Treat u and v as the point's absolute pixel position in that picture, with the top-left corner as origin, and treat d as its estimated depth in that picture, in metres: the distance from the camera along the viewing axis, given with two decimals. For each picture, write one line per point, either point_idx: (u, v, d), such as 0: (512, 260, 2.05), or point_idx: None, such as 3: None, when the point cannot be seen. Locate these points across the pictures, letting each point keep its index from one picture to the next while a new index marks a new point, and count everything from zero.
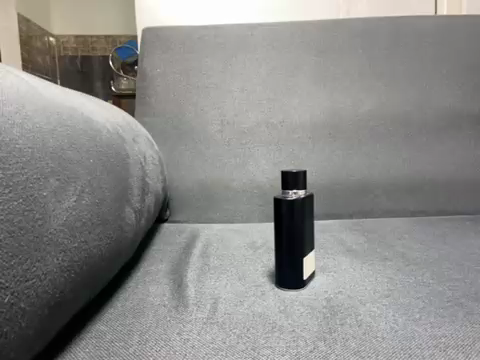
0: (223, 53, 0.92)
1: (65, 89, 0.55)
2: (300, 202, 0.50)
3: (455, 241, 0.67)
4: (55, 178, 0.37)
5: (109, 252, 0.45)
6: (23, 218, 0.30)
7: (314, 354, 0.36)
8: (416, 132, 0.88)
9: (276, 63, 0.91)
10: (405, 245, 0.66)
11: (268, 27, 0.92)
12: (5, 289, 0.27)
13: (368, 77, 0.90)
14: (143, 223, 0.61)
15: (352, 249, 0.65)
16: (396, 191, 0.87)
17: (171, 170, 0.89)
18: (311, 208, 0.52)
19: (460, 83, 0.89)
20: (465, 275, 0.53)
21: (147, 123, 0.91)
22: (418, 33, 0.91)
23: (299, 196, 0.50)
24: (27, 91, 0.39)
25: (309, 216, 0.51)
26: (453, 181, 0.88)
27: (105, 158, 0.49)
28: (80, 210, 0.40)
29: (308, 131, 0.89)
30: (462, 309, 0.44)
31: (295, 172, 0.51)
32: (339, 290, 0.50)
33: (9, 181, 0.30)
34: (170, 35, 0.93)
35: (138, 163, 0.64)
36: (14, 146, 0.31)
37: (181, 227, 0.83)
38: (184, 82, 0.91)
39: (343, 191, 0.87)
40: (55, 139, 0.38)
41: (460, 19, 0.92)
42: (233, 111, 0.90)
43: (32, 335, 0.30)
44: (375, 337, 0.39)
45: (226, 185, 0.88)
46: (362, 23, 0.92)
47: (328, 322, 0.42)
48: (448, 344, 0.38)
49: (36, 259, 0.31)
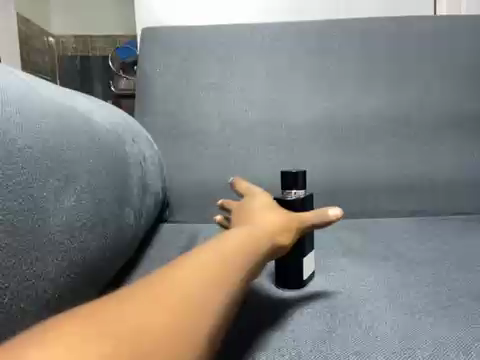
0: (223, 53, 0.92)
1: (65, 88, 0.55)
2: (300, 201, 0.52)
3: (456, 241, 0.67)
4: (55, 179, 0.37)
5: (109, 252, 0.45)
6: (22, 218, 0.30)
7: (314, 354, 0.37)
8: (416, 132, 0.88)
9: (276, 63, 0.91)
10: (404, 245, 0.66)
11: (268, 27, 0.92)
12: (5, 289, 0.28)
13: (367, 77, 0.90)
14: (142, 223, 0.61)
15: (351, 248, 0.65)
16: (395, 190, 0.87)
17: (172, 170, 0.89)
18: (311, 208, 0.54)
19: (460, 83, 0.89)
20: (465, 275, 0.53)
21: (147, 123, 0.91)
22: (418, 32, 0.90)
23: (299, 196, 0.52)
24: (27, 91, 0.39)
25: None
26: (453, 181, 0.88)
27: (105, 159, 0.49)
28: (80, 210, 0.40)
29: (307, 131, 0.89)
30: (462, 309, 0.44)
31: (295, 173, 0.53)
32: (339, 290, 0.50)
33: (9, 182, 0.30)
34: (170, 35, 0.93)
35: (137, 163, 0.64)
36: (13, 146, 0.32)
37: (181, 227, 0.83)
38: (184, 82, 0.91)
39: (343, 191, 0.87)
40: (54, 140, 0.39)
41: (460, 19, 0.91)
42: (233, 111, 0.90)
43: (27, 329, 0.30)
44: (375, 337, 0.39)
45: (225, 185, 0.88)
46: (362, 23, 0.92)
47: (328, 322, 0.42)
48: (448, 343, 0.38)
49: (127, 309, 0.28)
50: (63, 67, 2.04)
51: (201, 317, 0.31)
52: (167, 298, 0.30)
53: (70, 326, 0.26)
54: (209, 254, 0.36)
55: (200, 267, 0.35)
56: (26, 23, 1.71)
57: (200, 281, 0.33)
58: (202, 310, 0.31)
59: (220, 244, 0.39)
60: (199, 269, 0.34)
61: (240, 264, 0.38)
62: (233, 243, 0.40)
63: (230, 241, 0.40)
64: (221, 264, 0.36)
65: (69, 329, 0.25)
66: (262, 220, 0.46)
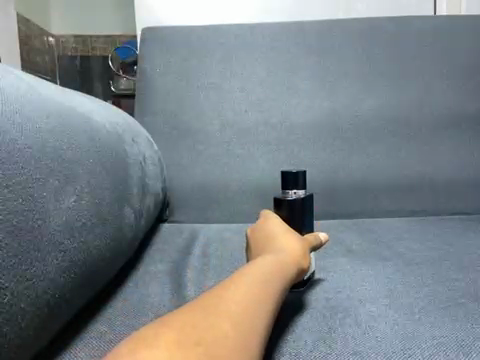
0: (223, 53, 0.92)
1: (65, 89, 0.55)
2: (300, 202, 0.52)
3: (455, 241, 0.67)
4: (55, 179, 0.37)
5: (108, 252, 0.45)
6: (23, 217, 0.30)
7: (314, 354, 0.37)
8: (416, 132, 0.88)
9: (276, 63, 0.91)
10: (404, 245, 0.66)
11: (268, 27, 0.93)
12: (5, 289, 0.28)
13: (367, 77, 0.90)
14: (142, 223, 0.61)
15: (351, 248, 0.65)
16: (395, 190, 0.88)
17: (171, 170, 0.89)
18: (312, 207, 0.54)
19: (459, 83, 0.89)
20: (464, 275, 0.53)
21: (147, 123, 0.91)
22: (418, 32, 0.91)
23: (299, 196, 0.53)
24: (27, 92, 0.39)
25: (309, 216, 0.54)
26: (453, 181, 0.88)
27: (105, 159, 0.49)
28: (80, 210, 0.40)
29: (307, 131, 0.89)
30: (462, 309, 0.44)
31: (295, 173, 0.53)
32: (339, 290, 0.50)
33: (9, 181, 0.30)
34: (170, 35, 0.93)
35: (137, 163, 0.64)
36: (13, 145, 0.32)
37: (181, 227, 0.83)
38: (184, 82, 0.91)
39: (343, 191, 0.88)
40: (54, 140, 0.39)
41: (460, 19, 0.91)
42: (233, 111, 0.90)
43: (27, 329, 0.30)
44: (375, 337, 0.39)
45: (226, 185, 0.88)
46: (362, 23, 0.92)
47: (327, 322, 0.42)
48: (448, 343, 0.38)
49: (189, 333, 0.32)
50: (63, 67, 2.04)
51: (250, 341, 0.33)
52: (220, 324, 0.33)
53: (147, 347, 0.29)
54: (251, 280, 0.39)
55: (245, 293, 0.37)
56: (26, 22, 1.70)
57: (244, 308, 0.36)
58: (252, 336, 0.33)
59: (254, 271, 0.41)
60: (246, 296, 0.37)
61: (276, 292, 0.40)
62: (264, 270, 0.41)
63: (260, 268, 0.41)
64: (262, 291, 0.38)
65: (146, 351, 0.29)
66: (285, 245, 0.47)
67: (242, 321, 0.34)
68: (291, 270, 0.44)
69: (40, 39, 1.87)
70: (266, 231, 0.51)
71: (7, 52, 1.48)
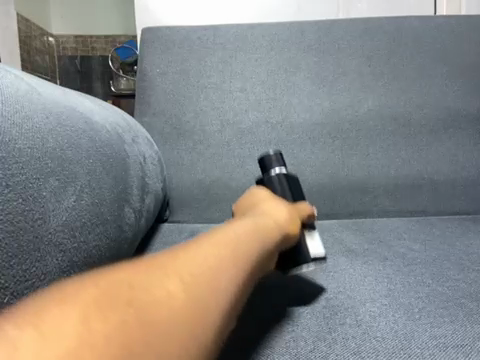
0: (223, 53, 0.92)
1: (65, 89, 0.55)
2: (282, 174, 0.61)
3: (455, 241, 0.67)
4: (55, 179, 0.37)
5: (108, 253, 0.45)
6: (22, 217, 0.30)
7: (315, 354, 0.37)
8: (416, 132, 0.88)
9: (276, 63, 0.91)
10: (404, 245, 0.66)
11: (268, 27, 0.93)
12: (5, 289, 0.28)
13: (367, 77, 0.90)
14: (142, 223, 0.61)
15: (351, 248, 0.65)
16: (395, 190, 0.87)
17: (171, 170, 0.89)
18: (296, 182, 0.62)
19: (459, 83, 0.89)
20: (464, 275, 0.53)
21: (146, 123, 0.91)
22: (418, 32, 0.91)
23: (280, 170, 0.61)
24: (26, 91, 0.39)
25: (296, 188, 0.60)
26: (453, 181, 0.88)
27: (105, 159, 0.49)
28: (80, 210, 0.40)
29: (307, 131, 0.89)
30: (462, 309, 0.44)
31: (271, 153, 0.63)
32: (339, 290, 0.50)
33: (9, 181, 0.30)
34: (170, 35, 0.93)
35: (137, 162, 0.64)
36: (13, 145, 0.32)
37: (180, 227, 0.83)
38: (184, 82, 0.91)
39: (343, 191, 0.87)
40: (54, 139, 0.38)
41: (459, 19, 0.92)
42: (233, 111, 0.90)
43: None
44: (375, 337, 0.39)
45: (225, 185, 0.88)
46: (362, 23, 0.92)
47: (328, 322, 0.42)
48: (448, 344, 0.38)
49: (125, 289, 0.26)
50: (63, 67, 2.04)
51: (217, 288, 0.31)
52: (168, 284, 0.28)
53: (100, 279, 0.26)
54: (213, 245, 0.35)
55: (206, 255, 0.33)
56: (26, 22, 1.70)
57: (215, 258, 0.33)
58: (206, 302, 0.29)
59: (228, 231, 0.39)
60: (205, 258, 0.33)
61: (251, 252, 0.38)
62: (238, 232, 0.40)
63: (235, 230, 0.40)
64: (226, 256, 0.34)
65: (65, 299, 0.23)
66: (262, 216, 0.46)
67: (198, 284, 0.30)
68: (269, 242, 0.43)
69: (40, 39, 1.87)
70: (253, 203, 0.52)
71: (6, 52, 1.48)
